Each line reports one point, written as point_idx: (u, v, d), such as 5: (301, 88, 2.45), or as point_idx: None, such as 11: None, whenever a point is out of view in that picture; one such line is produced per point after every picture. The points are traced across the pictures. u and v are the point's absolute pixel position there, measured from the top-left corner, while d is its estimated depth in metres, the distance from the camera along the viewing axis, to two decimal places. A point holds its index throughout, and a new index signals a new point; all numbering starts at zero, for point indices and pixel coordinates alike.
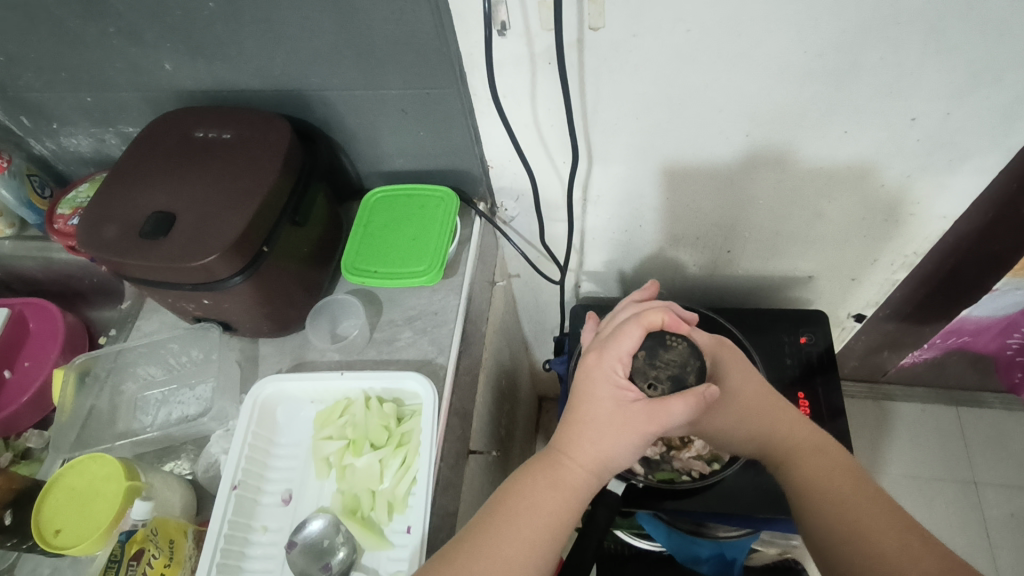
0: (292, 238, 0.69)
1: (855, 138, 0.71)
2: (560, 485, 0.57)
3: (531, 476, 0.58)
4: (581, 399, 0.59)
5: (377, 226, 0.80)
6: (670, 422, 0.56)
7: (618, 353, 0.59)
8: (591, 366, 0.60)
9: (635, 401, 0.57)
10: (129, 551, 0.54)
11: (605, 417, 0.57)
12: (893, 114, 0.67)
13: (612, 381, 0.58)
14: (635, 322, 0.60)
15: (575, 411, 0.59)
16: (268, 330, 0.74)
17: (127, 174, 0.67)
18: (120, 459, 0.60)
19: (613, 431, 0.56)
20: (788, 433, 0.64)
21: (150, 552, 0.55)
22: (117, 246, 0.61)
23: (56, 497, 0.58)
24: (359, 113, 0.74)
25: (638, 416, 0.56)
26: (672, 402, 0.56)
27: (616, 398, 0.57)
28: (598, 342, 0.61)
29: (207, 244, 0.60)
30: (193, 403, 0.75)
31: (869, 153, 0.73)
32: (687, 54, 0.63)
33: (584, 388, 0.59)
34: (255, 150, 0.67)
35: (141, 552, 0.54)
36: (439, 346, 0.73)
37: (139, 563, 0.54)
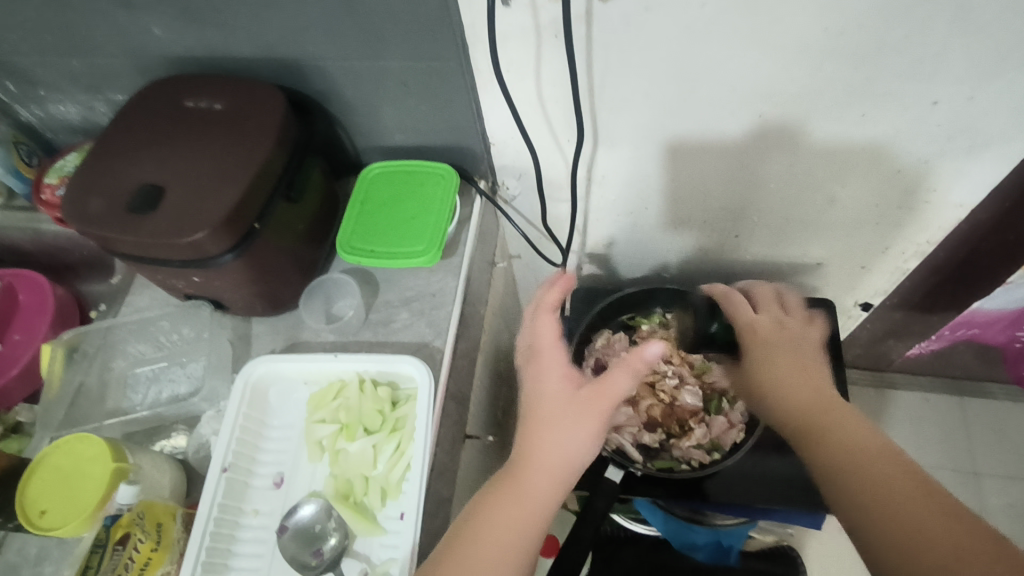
0: (286, 214, 0.67)
1: (871, 122, 0.68)
2: (525, 495, 0.54)
3: (491, 494, 0.54)
4: (535, 402, 0.58)
5: (374, 202, 0.77)
6: (615, 401, 0.58)
7: (552, 347, 0.62)
8: (536, 370, 0.61)
9: (580, 389, 0.59)
10: (115, 536, 0.53)
11: (555, 413, 0.57)
12: (913, 99, 0.64)
13: (555, 376, 0.60)
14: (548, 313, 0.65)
15: (528, 418, 0.58)
16: (262, 309, 0.71)
17: (113, 145, 0.64)
18: (107, 440, 0.58)
19: (567, 426, 0.56)
20: (804, 402, 0.63)
21: (135, 536, 0.53)
22: (103, 220, 0.59)
23: (41, 478, 0.56)
24: (357, 85, 0.71)
25: (587, 402, 0.58)
26: (615, 374, 0.59)
27: (563, 391, 0.59)
28: (528, 347, 0.63)
29: (195, 220, 0.58)
30: (183, 382, 0.73)
31: (887, 137, 0.70)
32: (701, 29, 0.59)
33: (531, 394, 0.59)
34: (246, 122, 0.64)
35: (126, 536, 0.53)
36: (436, 329, 0.71)
37: (124, 548, 0.53)
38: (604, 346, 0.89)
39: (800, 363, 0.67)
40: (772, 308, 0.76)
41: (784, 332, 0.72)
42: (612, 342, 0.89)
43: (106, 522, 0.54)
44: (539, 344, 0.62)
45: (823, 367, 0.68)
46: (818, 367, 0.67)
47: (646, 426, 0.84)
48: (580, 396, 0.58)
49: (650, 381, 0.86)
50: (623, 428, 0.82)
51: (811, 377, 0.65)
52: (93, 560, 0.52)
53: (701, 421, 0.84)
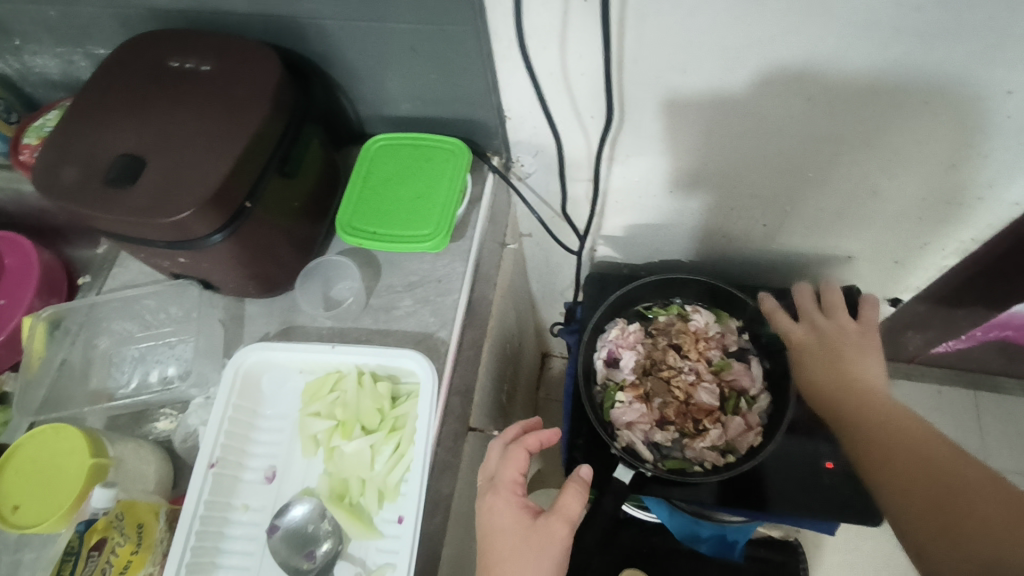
0: (280, 190, 0.61)
1: (933, 112, 0.61)
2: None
3: None
4: (491, 538, 0.56)
5: (378, 178, 0.71)
6: (571, 524, 0.57)
7: (509, 482, 0.59)
8: (492, 503, 0.58)
9: (540, 519, 0.57)
10: (88, 542, 0.51)
11: (517, 544, 0.55)
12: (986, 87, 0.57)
13: (515, 507, 0.57)
14: (516, 446, 0.62)
15: (489, 553, 0.55)
16: (254, 291, 0.66)
17: (89, 107, 0.58)
18: (86, 431, 0.54)
19: (522, 560, 0.54)
20: (833, 378, 0.72)
21: (113, 541, 0.52)
22: (77, 193, 0.53)
23: (15, 469, 0.53)
24: (362, 49, 0.64)
25: (543, 531, 0.56)
26: (569, 496, 0.59)
27: (518, 522, 0.56)
28: (487, 478, 0.60)
29: (180, 196, 0.52)
30: (172, 363, 0.69)
31: (950, 127, 0.63)
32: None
33: (489, 528, 0.57)
34: (238, 87, 0.58)
35: (102, 541, 0.51)
36: (441, 319, 0.66)
37: (100, 554, 0.51)
38: (619, 337, 0.85)
39: (831, 352, 0.74)
40: (812, 312, 0.81)
41: (823, 337, 0.77)
42: (627, 334, 0.86)
43: (79, 528, 0.51)
44: (498, 475, 0.61)
45: (868, 358, 0.73)
46: (862, 354, 0.73)
47: (659, 424, 0.81)
48: (540, 526, 0.56)
49: (664, 376, 0.84)
50: (633, 424, 0.80)
51: (847, 366, 0.72)
52: (66, 569, 0.50)
53: (718, 421, 0.80)
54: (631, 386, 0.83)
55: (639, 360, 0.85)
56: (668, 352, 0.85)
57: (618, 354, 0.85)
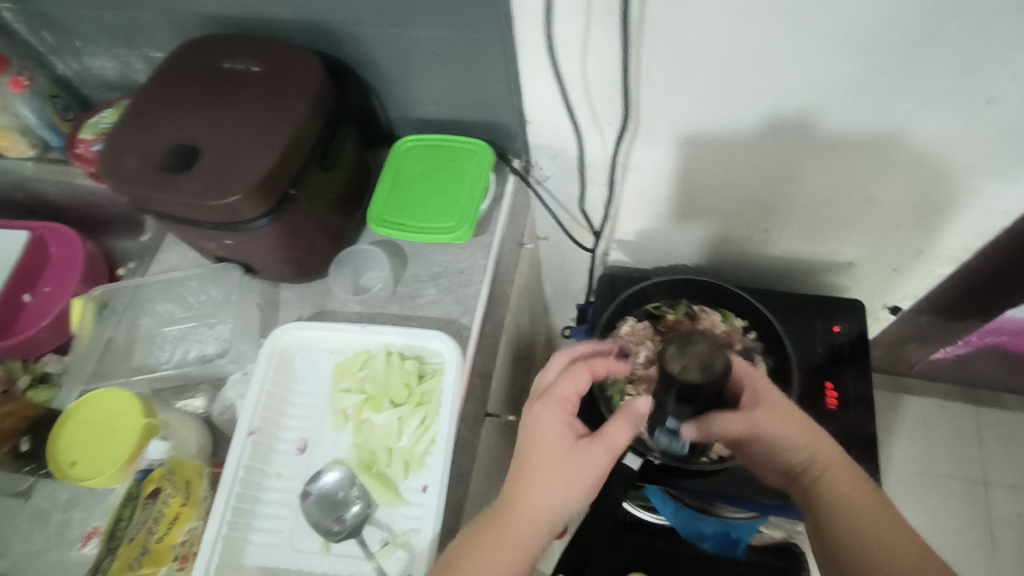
0: (320, 181, 0.66)
1: (916, 132, 0.67)
2: (504, 541, 0.54)
3: (474, 539, 0.54)
4: (531, 446, 0.58)
5: (407, 175, 0.76)
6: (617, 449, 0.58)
7: (560, 396, 0.61)
8: (538, 413, 0.60)
9: (580, 439, 0.58)
10: (147, 489, 0.57)
11: (554, 456, 0.57)
12: (967, 100, 0.62)
13: (560, 420, 0.59)
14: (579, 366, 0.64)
15: (522, 462, 0.57)
16: (291, 276, 0.71)
17: (148, 103, 0.64)
18: (137, 395, 0.59)
19: (558, 474, 0.56)
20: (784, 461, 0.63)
21: (165, 491, 0.57)
22: (138, 177, 0.59)
23: (71, 431, 0.57)
24: (394, 55, 0.70)
25: (585, 451, 0.57)
26: (613, 424, 0.59)
27: (561, 436, 0.58)
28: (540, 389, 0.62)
29: (232, 182, 0.58)
30: (211, 343, 0.74)
31: (925, 143, 0.69)
32: (750, 12, 0.57)
33: (529, 436, 0.59)
34: (284, 87, 0.64)
35: (157, 490, 0.57)
36: (463, 306, 0.71)
37: (156, 501, 0.56)
38: (629, 334, 0.89)
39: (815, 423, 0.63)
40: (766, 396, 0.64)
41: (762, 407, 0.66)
42: (637, 330, 0.89)
43: (139, 476, 0.57)
44: (553, 388, 0.62)
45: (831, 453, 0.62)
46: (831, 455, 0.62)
47: None
48: (580, 445, 0.57)
49: None
50: None
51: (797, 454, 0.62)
52: (126, 513, 0.56)
53: None
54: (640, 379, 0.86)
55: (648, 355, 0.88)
56: None
57: (629, 349, 0.87)
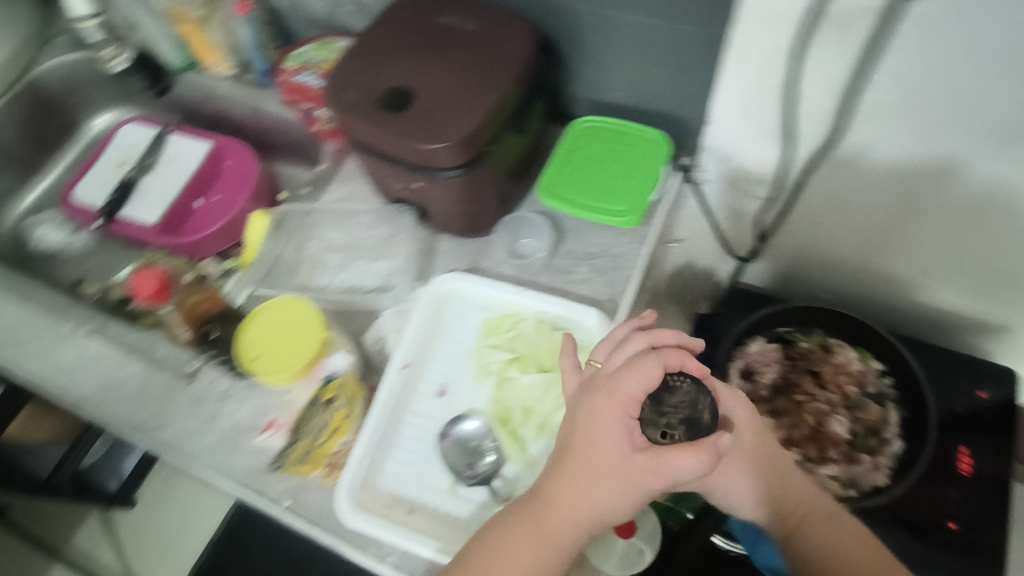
0: (509, 145, 0.69)
1: (970, 170, 0.66)
2: (540, 530, 0.54)
3: (510, 525, 0.55)
4: (583, 443, 0.54)
5: (581, 155, 0.77)
6: (674, 478, 0.51)
7: (628, 397, 0.54)
8: (596, 408, 0.54)
9: (638, 454, 0.52)
10: (324, 396, 0.62)
11: (605, 464, 0.53)
12: (1022, 134, 0.60)
13: (622, 423, 0.54)
14: (654, 360, 0.55)
15: (570, 453, 0.55)
16: (458, 229, 0.75)
17: (373, 42, 0.68)
18: (316, 309, 0.63)
19: (605, 485, 0.53)
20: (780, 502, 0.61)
21: (337, 402, 0.63)
22: (358, 110, 0.63)
23: (257, 329, 0.63)
24: (600, 36, 0.71)
25: (637, 470, 0.52)
26: (681, 457, 0.51)
27: (619, 445, 0.53)
28: (608, 378, 0.55)
29: (443, 130, 0.61)
30: (369, 278, 0.77)
31: (976, 182, 0.67)
32: (993, 54, 0.55)
33: (582, 429, 0.55)
34: (499, 48, 0.66)
35: (331, 399, 0.62)
36: (614, 289, 0.73)
37: (330, 408, 0.62)
38: (757, 353, 0.87)
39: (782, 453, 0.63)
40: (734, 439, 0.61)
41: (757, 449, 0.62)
42: (766, 351, 0.87)
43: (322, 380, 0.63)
44: (618, 381, 0.55)
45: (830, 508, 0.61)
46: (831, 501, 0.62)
47: (784, 443, 0.83)
48: (634, 465, 0.52)
49: (796, 399, 0.85)
50: None
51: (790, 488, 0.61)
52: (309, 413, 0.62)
53: (845, 455, 0.81)
54: (761, 399, 0.85)
55: (775, 377, 0.86)
56: (805, 378, 0.86)
57: (755, 368, 0.86)
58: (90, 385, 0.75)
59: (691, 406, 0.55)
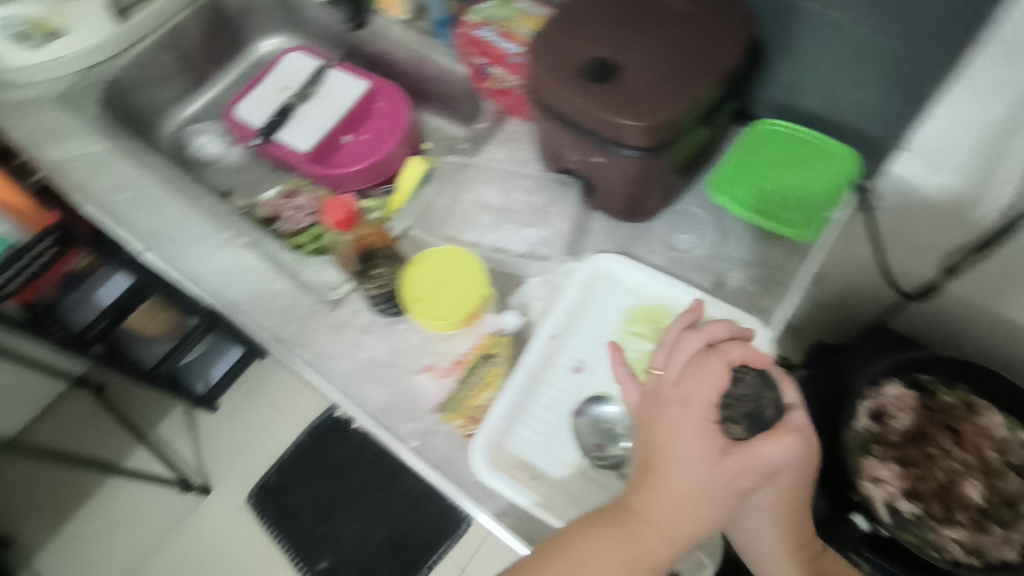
0: (696, 135, 0.67)
1: None
2: (637, 545, 0.52)
3: (604, 542, 0.53)
4: (671, 459, 0.52)
5: (759, 158, 0.74)
6: (761, 467, 0.52)
7: (707, 405, 0.53)
8: (676, 419, 0.53)
9: (728, 458, 0.51)
10: (485, 349, 0.69)
11: (699, 480, 0.51)
12: None
13: (709, 435, 0.52)
14: (721, 358, 0.55)
15: (656, 468, 0.53)
16: (619, 211, 0.74)
17: (580, 8, 0.67)
18: (480, 266, 0.65)
19: (703, 499, 0.51)
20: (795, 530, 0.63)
21: (496, 356, 0.68)
22: (558, 75, 0.63)
23: (420, 272, 0.65)
24: (813, 37, 0.67)
25: (731, 475, 0.51)
26: (765, 446, 0.52)
27: (708, 457, 0.51)
28: (682, 386, 0.54)
29: (641, 110, 0.60)
30: (519, 242, 0.77)
31: None
32: None
33: (665, 444, 0.53)
34: (711, 34, 0.64)
35: (491, 352, 0.68)
36: (768, 303, 0.70)
37: (490, 360, 0.68)
38: (892, 396, 0.82)
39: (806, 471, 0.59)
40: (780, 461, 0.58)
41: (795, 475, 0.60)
42: (903, 396, 0.82)
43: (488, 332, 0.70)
44: (691, 389, 0.54)
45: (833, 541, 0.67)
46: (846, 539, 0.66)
47: (908, 494, 0.78)
48: (726, 470, 0.51)
49: (929, 452, 0.81)
50: (881, 482, 0.79)
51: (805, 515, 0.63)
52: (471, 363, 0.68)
53: (974, 521, 0.76)
54: (888, 445, 0.81)
55: (909, 425, 0.81)
56: (943, 433, 0.80)
57: (887, 411, 0.82)
58: (241, 292, 0.79)
59: (754, 400, 0.56)
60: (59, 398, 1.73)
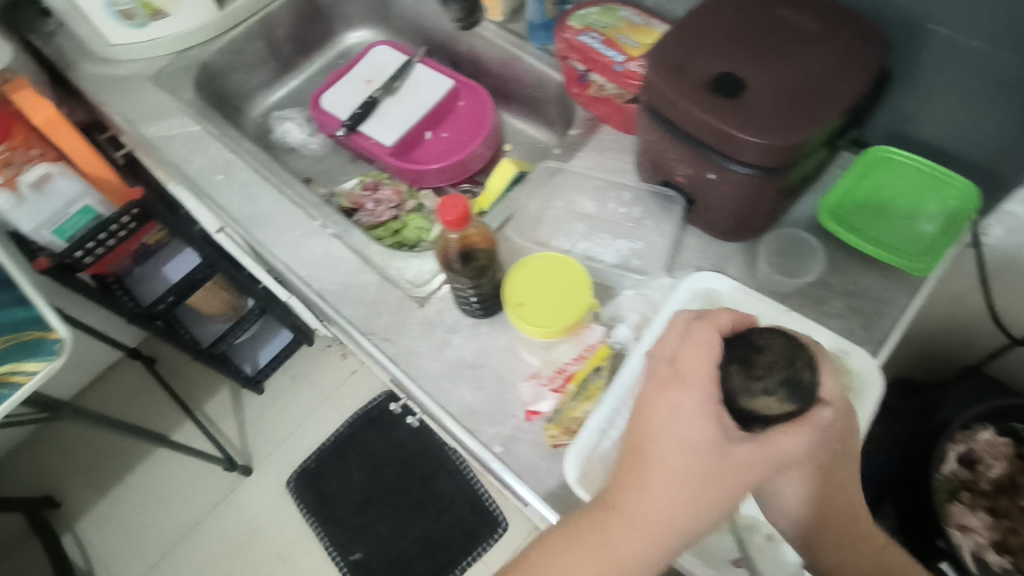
0: (818, 159, 0.64)
1: None
2: (616, 546, 0.46)
3: (580, 545, 0.47)
4: (665, 445, 0.46)
5: (872, 185, 0.71)
6: (780, 456, 0.46)
7: (709, 381, 0.48)
8: (673, 400, 0.48)
9: (734, 443, 0.46)
10: (594, 362, 0.67)
11: (695, 467, 0.46)
12: None
13: (706, 418, 0.46)
14: (709, 327, 0.51)
15: (644, 456, 0.47)
16: (722, 228, 0.72)
17: (706, 20, 0.65)
18: (584, 275, 0.66)
19: (696, 490, 0.46)
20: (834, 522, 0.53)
21: (602, 370, 0.66)
22: (682, 86, 0.61)
23: (523, 277, 0.67)
24: (942, 67, 0.64)
25: (731, 463, 0.46)
26: (789, 437, 0.46)
27: (706, 441, 0.46)
28: (678, 362, 0.49)
29: (770, 127, 0.58)
30: (610, 254, 0.76)
31: None
32: None
33: (655, 428, 0.47)
34: (846, 55, 0.61)
35: (599, 366, 0.66)
36: (870, 336, 0.67)
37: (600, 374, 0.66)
38: (987, 442, 0.79)
39: (857, 466, 0.52)
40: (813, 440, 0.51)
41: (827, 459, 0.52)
42: (997, 443, 0.79)
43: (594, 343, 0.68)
44: (687, 366, 0.49)
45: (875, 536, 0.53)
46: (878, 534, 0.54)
47: (996, 545, 0.76)
48: (730, 459, 0.46)
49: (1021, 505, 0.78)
50: (969, 530, 0.76)
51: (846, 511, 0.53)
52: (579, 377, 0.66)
53: None
54: (979, 493, 0.79)
55: (1002, 474, 0.79)
56: None
57: (980, 458, 0.79)
58: (327, 280, 0.80)
59: (788, 364, 0.48)
60: (113, 366, 1.77)
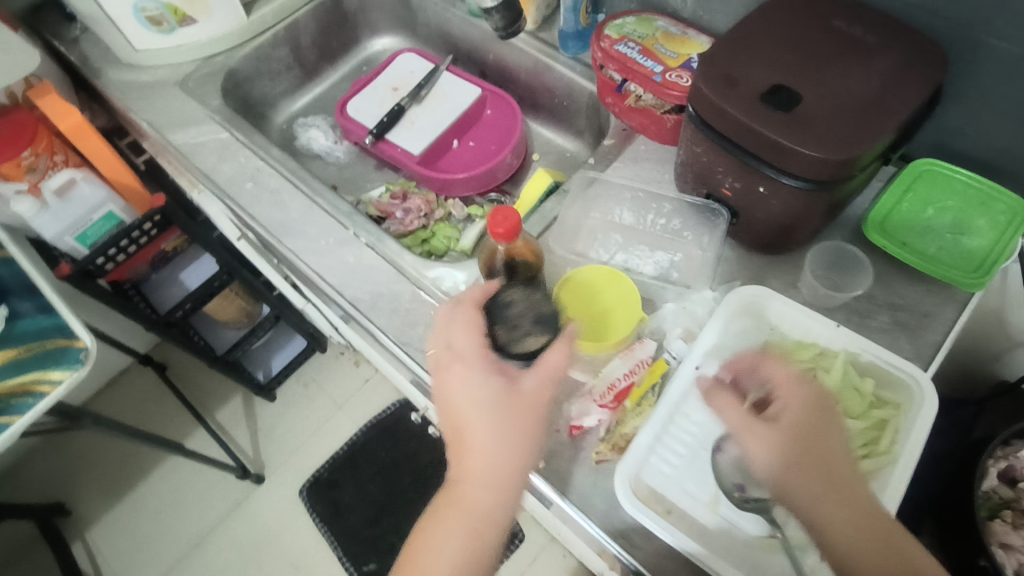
0: (870, 173, 0.63)
1: None
2: (463, 508, 0.52)
3: (432, 516, 0.53)
4: (461, 411, 0.54)
5: (918, 198, 0.70)
6: (547, 383, 0.54)
7: (476, 348, 0.56)
8: (450, 375, 0.55)
9: (504, 385, 0.54)
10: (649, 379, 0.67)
11: (489, 421, 0.53)
12: None
13: (483, 378, 0.54)
14: (466, 308, 0.58)
15: (456, 434, 0.54)
16: (765, 241, 0.71)
17: (757, 32, 0.65)
18: (633, 288, 0.70)
19: (504, 441, 0.53)
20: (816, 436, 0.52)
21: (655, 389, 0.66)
22: (735, 97, 0.60)
23: (572, 291, 0.70)
24: (994, 81, 0.64)
25: (523, 409, 0.54)
26: (549, 356, 0.55)
27: (489, 393, 0.54)
28: (450, 345, 0.56)
29: (828, 140, 0.57)
30: (649, 265, 0.76)
31: None
32: None
33: (451, 402, 0.55)
34: (901, 69, 0.60)
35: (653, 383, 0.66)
36: (918, 351, 0.67)
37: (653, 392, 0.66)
38: None
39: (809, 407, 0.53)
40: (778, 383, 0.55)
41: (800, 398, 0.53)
42: None
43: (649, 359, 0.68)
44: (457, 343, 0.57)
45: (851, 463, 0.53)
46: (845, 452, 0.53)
47: None
48: (512, 401, 0.54)
49: None
50: (1014, 549, 0.75)
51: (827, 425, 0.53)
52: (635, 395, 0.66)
53: None
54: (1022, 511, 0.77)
55: None
56: None
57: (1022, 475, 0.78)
58: (360, 290, 0.78)
59: (531, 308, 0.62)
60: (124, 372, 1.76)
